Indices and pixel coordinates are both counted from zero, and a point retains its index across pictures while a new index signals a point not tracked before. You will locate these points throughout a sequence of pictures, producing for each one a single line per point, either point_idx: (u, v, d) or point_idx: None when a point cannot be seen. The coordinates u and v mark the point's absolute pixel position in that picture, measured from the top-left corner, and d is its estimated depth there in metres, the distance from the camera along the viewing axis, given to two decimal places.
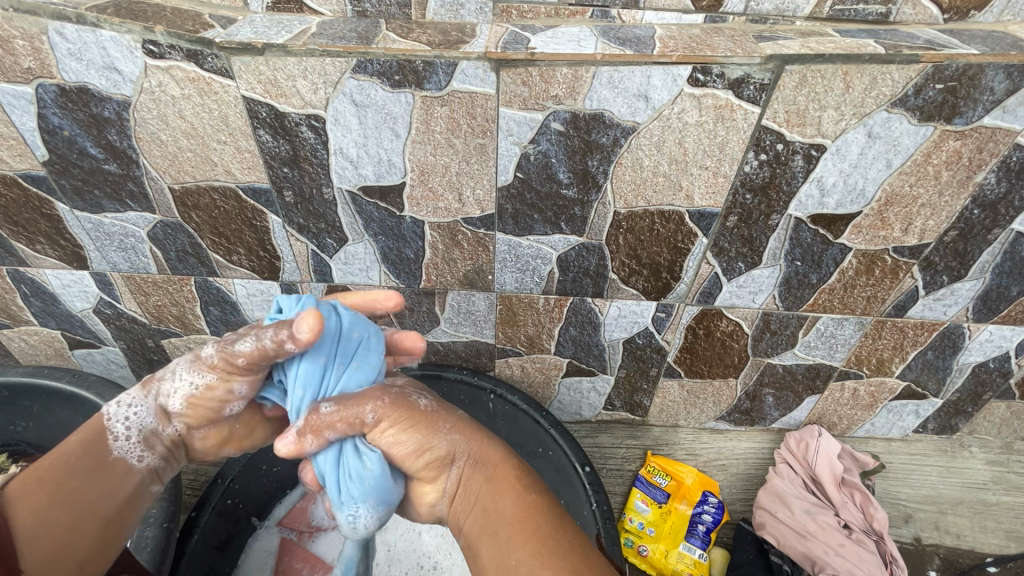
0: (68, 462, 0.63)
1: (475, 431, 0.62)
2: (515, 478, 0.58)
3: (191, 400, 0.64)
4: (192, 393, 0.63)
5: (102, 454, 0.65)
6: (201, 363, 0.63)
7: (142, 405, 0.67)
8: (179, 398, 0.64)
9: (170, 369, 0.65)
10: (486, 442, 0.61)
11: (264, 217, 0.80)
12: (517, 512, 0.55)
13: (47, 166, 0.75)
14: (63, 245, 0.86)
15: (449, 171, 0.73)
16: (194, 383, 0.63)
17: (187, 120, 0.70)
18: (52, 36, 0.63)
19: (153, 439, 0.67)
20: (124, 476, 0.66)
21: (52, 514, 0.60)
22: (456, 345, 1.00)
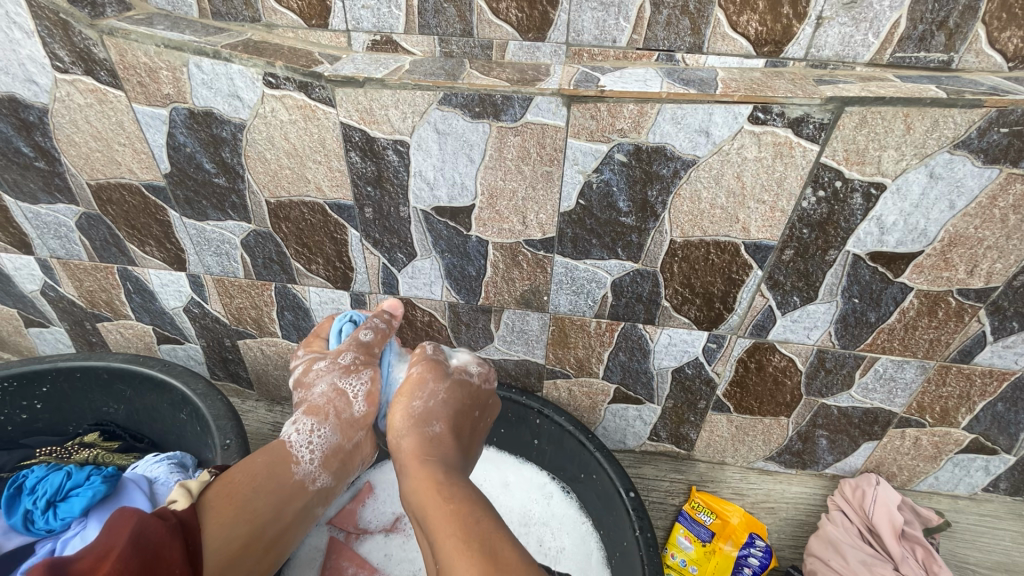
0: (257, 478, 0.68)
1: (430, 441, 0.70)
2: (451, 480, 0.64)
3: (370, 397, 0.76)
4: (365, 392, 0.76)
5: (283, 477, 0.69)
6: (352, 369, 0.76)
7: (321, 428, 0.72)
8: (359, 402, 0.75)
9: (334, 387, 0.75)
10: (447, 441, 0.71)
11: (344, 231, 0.89)
12: (436, 514, 0.60)
13: (167, 178, 0.86)
14: (168, 248, 0.97)
15: (516, 195, 0.79)
16: (362, 382, 0.76)
17: (290, 142, 0.79)
18: (190, 68, 0.74)
19: (331, 458, 0.72)
20: (300, 499, 0.70)
21: (236, 527, 0.63)
22: (507, 363, 1.04)
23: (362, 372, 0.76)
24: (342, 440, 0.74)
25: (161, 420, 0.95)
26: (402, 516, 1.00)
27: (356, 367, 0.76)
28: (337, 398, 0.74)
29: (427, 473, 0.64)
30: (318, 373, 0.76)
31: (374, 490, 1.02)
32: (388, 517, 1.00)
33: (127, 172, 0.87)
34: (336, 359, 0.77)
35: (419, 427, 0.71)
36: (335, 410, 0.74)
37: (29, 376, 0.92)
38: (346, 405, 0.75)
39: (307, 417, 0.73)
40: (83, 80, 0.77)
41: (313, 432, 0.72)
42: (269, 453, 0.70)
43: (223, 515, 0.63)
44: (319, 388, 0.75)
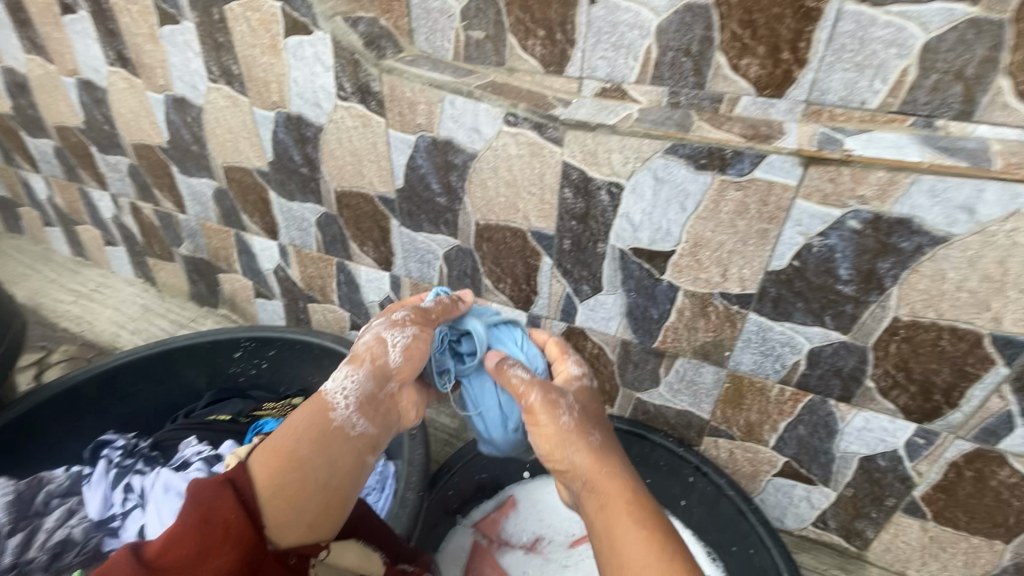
0: (296, 431, 0.66)
1: (603, 460, 0.66)
2: (629, 516, 0.60)
3: (408, 350, 0.72)
4: (407, 341, 0.72)
5: (324, 421, 0.67)
6: (401, 322, 0.73)
7: (356, 374, 0.70)
8: (396, 352, 0.71)
9: (377, 336, 0.72)
10: (609, 471, 0.64)
11: (538, 258, 0.94)
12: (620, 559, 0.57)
13: (398, 192, 1.00)
14: (381, 250, 1.11)
15: (722, 248, 0.79)
16: (403, 335, 0.72)
17: (512, 173, 0.87)
18: (444, 104, 0.85)
19: (368, 403, 0.69)
20: (341, 446, 0.67)
21: (283, 477, 0.62)
22: (668, 411, 1.01)
23: (408, 327, 0.73)
24: (376, 387, 0.70)
25: None
26: (541, 538, 1.02)
27: (403, 321, 0.74)
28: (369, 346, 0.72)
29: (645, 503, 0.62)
30: (366, 330, 0.75)
31: (517, 505, 1.05)
32: (528, 535, 1.02)
33: (368, 184, 1.02)
34: (389, 317, 0.75)
35: (579, 447, 0.66)
36: (371, 357, 0.71)
37: (264, 340, 1.09)
38: (381, 355, 0.71)
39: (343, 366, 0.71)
40: (356, 107, 0.93)
41: (348, 377, 0.69)
42: (309, 403, 0.69)
43: (269, 462, 0.62)
44: (363, 337, 0.73)
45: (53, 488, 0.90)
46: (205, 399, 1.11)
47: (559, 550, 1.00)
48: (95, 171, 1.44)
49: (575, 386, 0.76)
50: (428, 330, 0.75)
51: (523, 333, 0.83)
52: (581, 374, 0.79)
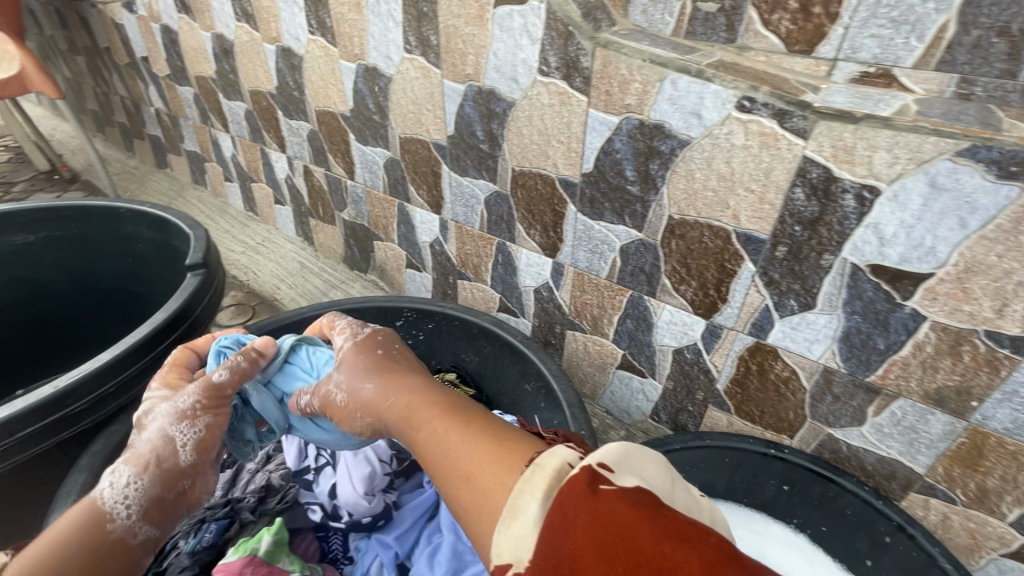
0: (70, 549, 0.58)
1: (406, 390, 0.62)
2: (437, 424, 0.54)
3: (200, 441, 0.67)
4: (198, 436, 0.66)
5: (93, 539, 0.60)
6: (188, 410, 0.67)
7: (133, 477, 0.64)
8: (186, 449, 0.66)
9: (161, 432, 0.65)
10: (417, 402, 0.59)
11: (739, 263, 0.84)
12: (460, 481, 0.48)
13: (584, 176, 0.94)
14: (549, 235, 1.06)
15: (1008, 277, 0.64)
16: (194, 428, 0.66)
17: (730, 166, 0.77)
18: (664, 84, 0.77)
19: (154, 507, 0.64)
20: (121, 563, 0.61)
21: None
22: (866, 456, 0.87)
23: (199, 416, 0.67)
24: (161, 467, 0.64)
25: (507, 381, 1.07)
26: None
27: (191, 411, 0.67)
28: (169, 432, 0.65)
29: (441, 405, 0.57)
30: (149, 416, 0.67)
31: None
32: None
33: (551, 165, 0.97)
34: (173, 400, 0.68)
35: (360, 386, 0.66)
36: (156, 458, 0.64)
37: (426, 312, 1.10)
38: (158, 442, 0.65)
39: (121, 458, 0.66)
40: (557, 84, 0.88)
41: (134, 481, 0.63)
42: (76, 514, 0.61)
43: None
44: (146, 434, 0.66)
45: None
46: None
47: None
48: (278, 134, 1.54)
49: (358, 346, 0.72)
50: (224, 412, 0.70)
51: (313, 351, 0.82)
52: (345, 342, 0.75)
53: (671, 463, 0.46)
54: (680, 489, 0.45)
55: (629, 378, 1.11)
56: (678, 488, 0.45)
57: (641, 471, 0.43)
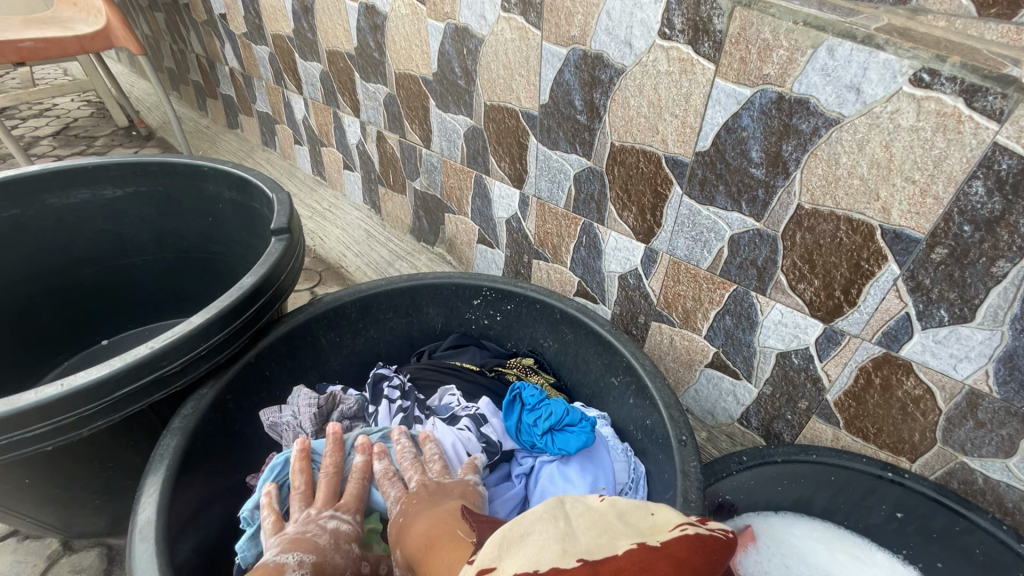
0: None
1: (409, 505, 0.75)
2: (435, 533, 0.66)
3: (341, 533, 0.75)
4: (333, 532, 0.74)
5: None
6: (320, 526, 0.74)
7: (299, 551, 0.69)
8: (332, 531, 0.74)
9: (313, 522, 0.74)
10: (417, 515, 0.71)
11: (880, 264, 0.74)
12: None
13: (697, 155, 0.84)
14: (646, 219, 0.98)
15: None
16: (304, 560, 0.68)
17: (890, 151, 0.66)
18: (818, 51, 0.66)
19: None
20: None
21: None
22: (1006, 491, 0.77)
23: (333, 513, 0.78)
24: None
25: (589, 370, 1.01)
26: None
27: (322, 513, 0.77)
28: (345, 559, 0.72)
29: (428, 537, 0.65)
30: (293, 522, 0.75)
31: (757, 539, 0.92)
32: None
33: (659, 141, 0.88)
34: (303, 510, 0.78)
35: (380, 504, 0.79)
36: (315, 539, 0.71)
37: (505, 293, 1.05)
38: (335, 552, 0.72)
39: (281, 547, 0.70)
40: (681, 49, 0.78)
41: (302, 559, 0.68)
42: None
43: None
44: (297, 527, 0.74)
45: (345, 409, 0.97)
46: (448, 341, 1.13)
47: None
48: (353, 97, 1.50)
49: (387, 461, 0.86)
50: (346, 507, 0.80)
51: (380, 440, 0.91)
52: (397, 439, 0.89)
53: (565, 503, 0.52)
54: (578, 526, 0.50)
55: (719, 379, 1.03)
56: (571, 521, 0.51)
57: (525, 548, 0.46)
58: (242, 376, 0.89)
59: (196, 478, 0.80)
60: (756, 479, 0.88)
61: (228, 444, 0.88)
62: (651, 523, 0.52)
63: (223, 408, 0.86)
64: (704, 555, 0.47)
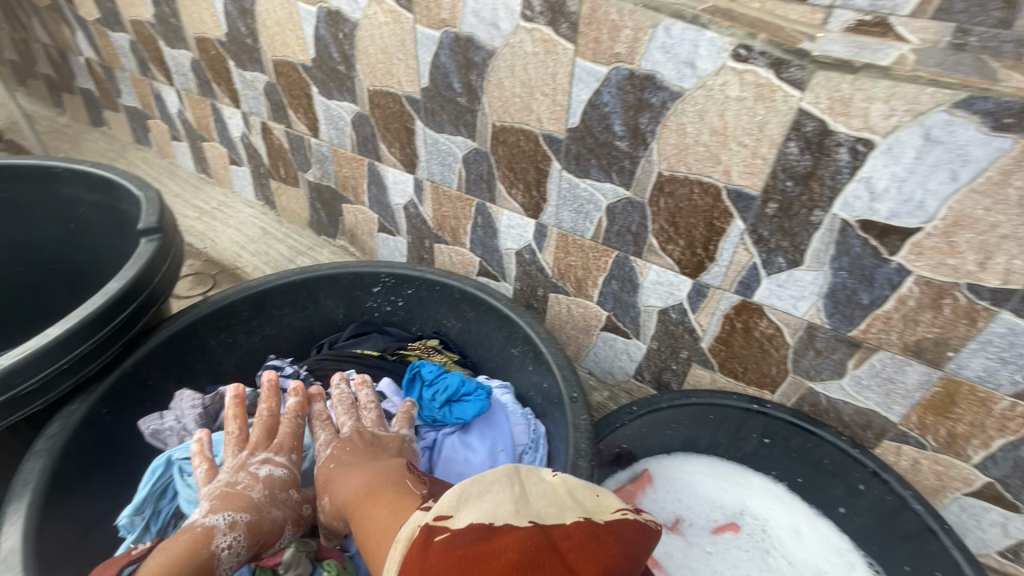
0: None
1: (347, 458, 0.78)
2: (384, 484, 0.68)
3: (273, 484, 0.78)
4: (267, 482, 0.78)
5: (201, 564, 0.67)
6: (252, 478, 0.77)
7: (226, 513, 0.72)
8: (258, 487, 0.76)
9: (246, 473, 0.78)
10: (355, 468, 0.74)
11: (728, 221, 0.83)
12: (372, 534, 0.58)
13: (570, 132, 0.90)
14: (532, 195, 1.03)
15: (992, 231, 0.65)
16: (233, 535, 0.71)
17: (723, 119, 0.75)
18: (657, 30, 0.73)
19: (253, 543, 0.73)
20: None
21: None
22: (844, 407, 0.90)
23: (264, 460, 0.80)
24: (261, 539, 0.74)
25: (492, 346, 1.05)
26: (682, 518, 0.97)
27: (254, 462, 0.80)
28: (284, 510, 0.78)
29: (366, 492, 0.67)
30: (224, 473, 0.78)
31: (654, 481, 1.01)
32: (667, 514, 0.97)
33: (534, 120, 0.93)
34: (235, 458, 0.80)
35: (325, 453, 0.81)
36: (246, 492, 0.75)
37: (405, 278, 1.06)
38: (270, 506, 0.77)
39: (211, 505, 0.73)
40: (542, 30, 0.82)
41: (235, 521, 0.72)
42: (178, 544, 0.67)
43: None
44: (225, 478, 0.78)
45: None
46: (349, 331, 1.12)
47: (701, 534, 0.96)
48: (230, 87, 1.41)
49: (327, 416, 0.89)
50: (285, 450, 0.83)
51: None
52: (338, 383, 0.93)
53: (523, 469, 0.54)
54: (532, 493, 0.52)
55: (613, 340, 1.12)
56: (528, 487, 0.53)
57: (481, 501, 0.50)
58: (121, 386, 0.85)
59: (72, 501, 0.76)
60: (648, 426, 0.97)
61: (105, 462, 0.83)
62: (596, 502, 0.54)
63: (98, 424, 0.82)
64: (642, 536, 0.50)
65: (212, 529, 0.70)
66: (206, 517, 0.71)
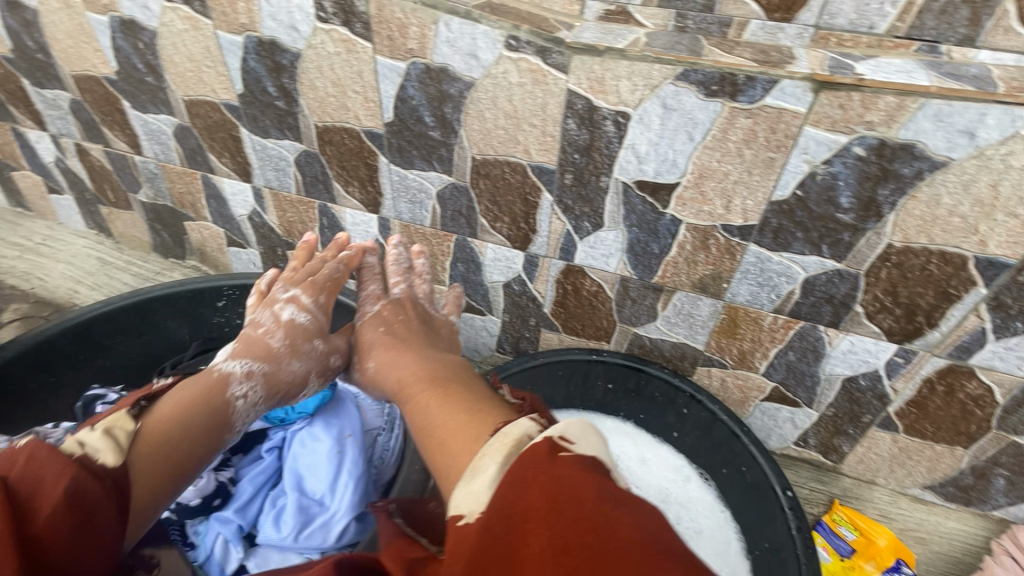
0: (186, 438, 0.74)
1: (433, 364, 0.86)
2: (431, 381, 0.80)
3: (291, 338, 0.94)
4: (291, 331, 0.95)
5: (218, 411, 0.80)
6: (276, 329, 0.94)
7: (248, 364, 0.87)
8: (280, 338, 0.93)
9: (273, 321, 0.95)
10: (439, 369, 0.83)
11: (538, 194, 0.92)
12: (445, 403, 0.71)
13: (387, 126, 0.94)
14: (368, 191, 1.06)
15: (728, 179, 0.79)
16: (248, 387, 0.86)
17: (512, 104, 0.83)
18: (438, 26, 0.79)
19: (270, 383, 0.89)
20: (213, 438, 0.79)
21: (156, 463, 0.69)
22: (663, 345, 1.04)
23: (280, 326, 0.96)
24: (278, 392, 0.91)
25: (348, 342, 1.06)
26: None
27: (291, 335, 0.95)
28: (307, 364, 0.95)
29: (432, 381, 0.80)
30: (270, 319, 0.95)
31: None
32: None
33: (352, 118, 0.96)
34: (278, 310, 0.97)
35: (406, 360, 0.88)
36: (269, 333, 0.94)
37: (250, 287, 1.05)
38: (293, 359, 0.93)
39: (241, 355, 0.89)
40: (339, 30, 0.85)
41: (251, 373, 0.87)
42: (181, 398, 0.77)
43: (145, 471, 0.68)
44: (274, 339, 0.93)
45: None
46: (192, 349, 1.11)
47: None
48: (30, 108, 1.28)
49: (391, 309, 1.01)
50: (308, 327, 0.97)
51: None
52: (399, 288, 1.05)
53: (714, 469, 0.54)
54: None
55: (472, 318, 1.18)
56: None
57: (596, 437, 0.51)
58: None
59: None
60: (506, 390, 1.04)
61: None
62: None
63: None
64: None
65: (230, 381, 0.84)
66: (229, 367, 0.87)
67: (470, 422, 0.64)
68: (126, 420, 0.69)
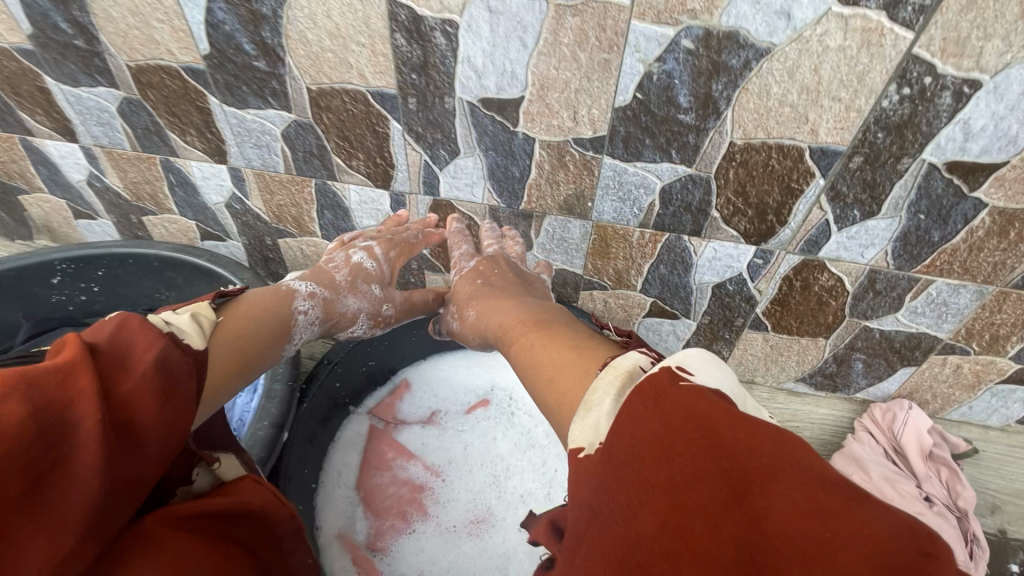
0: (256, 330, 0.70)
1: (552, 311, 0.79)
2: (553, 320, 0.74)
3: (353, 274, 0.89)
4: (360, 265, 0.90)
5: (273, 329, 0.73)
6: (353, 267, 0.89)
7: (315, 299, 0.82)
8: (344, 273, 0.88)
9: (349, 263, 0.89)
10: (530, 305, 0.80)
11: (386, 124, 0.86)
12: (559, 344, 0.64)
13: (206, 60, 0.83)
14: (208, 138, 0.96)
15: (569, 87, 0.75)
16: (312, 308, 0.80)
17: (334, 20, 0.75)
18: None
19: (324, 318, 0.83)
20: (275, 351, 0.73)
21: (226, 353, 0.64)
22: None
23: (349, 266, 0.90)
24: (332, 318, 0.85)
25: None
26: (438, 410, 1.06)
27: (359, 272, 0.90)
28: (362, 299, 0.89)
29: (535, 322, 0.72)
30: (344, 275, 0.88)
31: (411, 386, 1.07)
32: (424, 411, 1.06)
33: (166, 53, 0.84)
34: (349, 256, 0.91)
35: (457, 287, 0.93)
36: (345, 270, 0.89)
37: (85, 260, 0.95)
38: (349, 291, 0.88)
39: (303, 277, 0.84)
40: None
41: (317, 301, 0.82)
42: (259, 302, 0.74)
43: (217, 357, 0.63)
44: (341, 281, 0.87)
45: None
46: (24, 334, 1.00)
47: (456, 418, 1.05)
48: None
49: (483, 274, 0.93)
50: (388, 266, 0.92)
51: None
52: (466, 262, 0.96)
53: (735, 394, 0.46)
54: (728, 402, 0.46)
55: None
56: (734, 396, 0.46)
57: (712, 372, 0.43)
58: None
59: None
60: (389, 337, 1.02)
61: None
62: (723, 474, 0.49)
63: None
64: None
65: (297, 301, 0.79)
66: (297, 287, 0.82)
67: (567, 353, 0.59)
68: (209, 307, 0.67)
